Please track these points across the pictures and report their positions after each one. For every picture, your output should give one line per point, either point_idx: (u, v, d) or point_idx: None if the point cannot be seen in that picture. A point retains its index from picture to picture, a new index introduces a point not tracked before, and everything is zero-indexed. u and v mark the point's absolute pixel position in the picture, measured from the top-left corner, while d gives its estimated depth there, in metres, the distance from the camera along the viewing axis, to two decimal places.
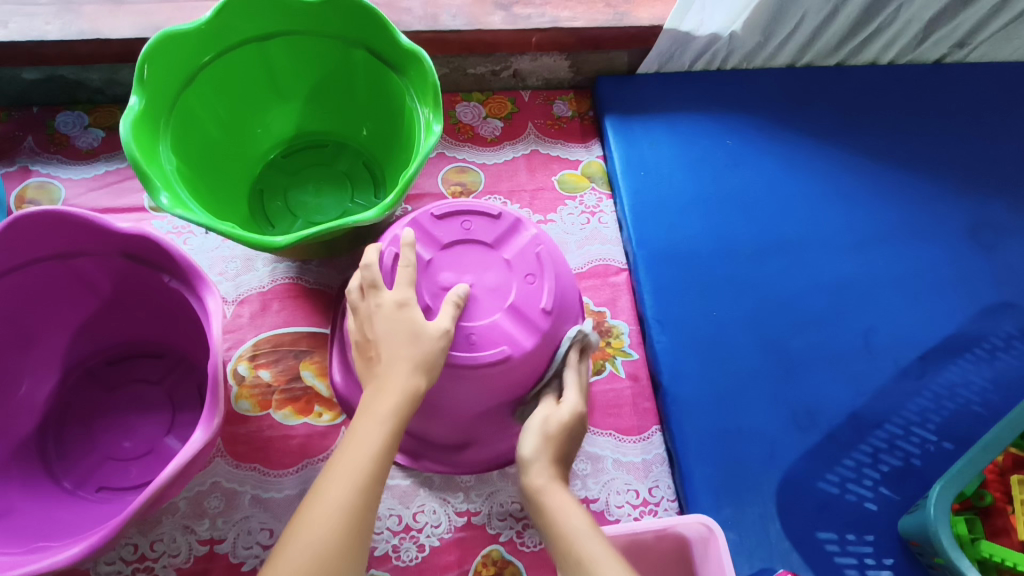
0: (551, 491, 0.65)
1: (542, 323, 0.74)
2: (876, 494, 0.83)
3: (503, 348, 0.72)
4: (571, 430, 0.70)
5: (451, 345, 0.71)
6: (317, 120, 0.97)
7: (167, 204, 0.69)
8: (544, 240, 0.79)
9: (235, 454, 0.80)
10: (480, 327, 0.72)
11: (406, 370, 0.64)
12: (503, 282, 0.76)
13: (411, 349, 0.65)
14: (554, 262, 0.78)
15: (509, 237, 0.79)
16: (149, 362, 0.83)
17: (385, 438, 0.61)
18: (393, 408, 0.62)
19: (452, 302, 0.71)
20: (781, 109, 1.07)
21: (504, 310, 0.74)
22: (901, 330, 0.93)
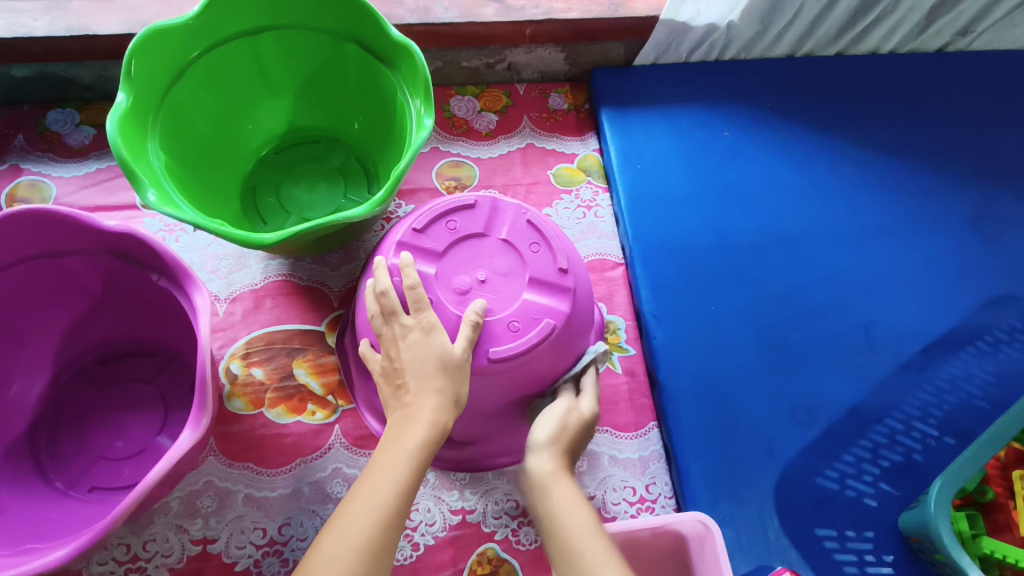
0: (557, 484, 0.59)
1: (566, 283, 0.69)
2: (876, 490, 0.82)
3: (547, 321, 0.67)
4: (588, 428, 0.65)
5: (494, 344, 0.66)
6: (310, 115, 0.96)
7: (153, 201, 0.68)
8: (528, 208, 0.73)
9: (228, 453, 0.80)
10: (514, 316, 0.67)
11: (432, 401, 0.61)
12: (513, 262, 0.70)
13: (439, 378, 0.61)
14: (550, 226, 0.72)
15: (492, 217, 0.72)
16: (141, 361, 0.83)
17: (408, 473, 0.57)
18: (420, 442, 0.58)
19: (473, 321, 0.64)
20: (779, 101, 1.06)
21: (527, 285, 0.69)
22: (902, 323, 0.92)
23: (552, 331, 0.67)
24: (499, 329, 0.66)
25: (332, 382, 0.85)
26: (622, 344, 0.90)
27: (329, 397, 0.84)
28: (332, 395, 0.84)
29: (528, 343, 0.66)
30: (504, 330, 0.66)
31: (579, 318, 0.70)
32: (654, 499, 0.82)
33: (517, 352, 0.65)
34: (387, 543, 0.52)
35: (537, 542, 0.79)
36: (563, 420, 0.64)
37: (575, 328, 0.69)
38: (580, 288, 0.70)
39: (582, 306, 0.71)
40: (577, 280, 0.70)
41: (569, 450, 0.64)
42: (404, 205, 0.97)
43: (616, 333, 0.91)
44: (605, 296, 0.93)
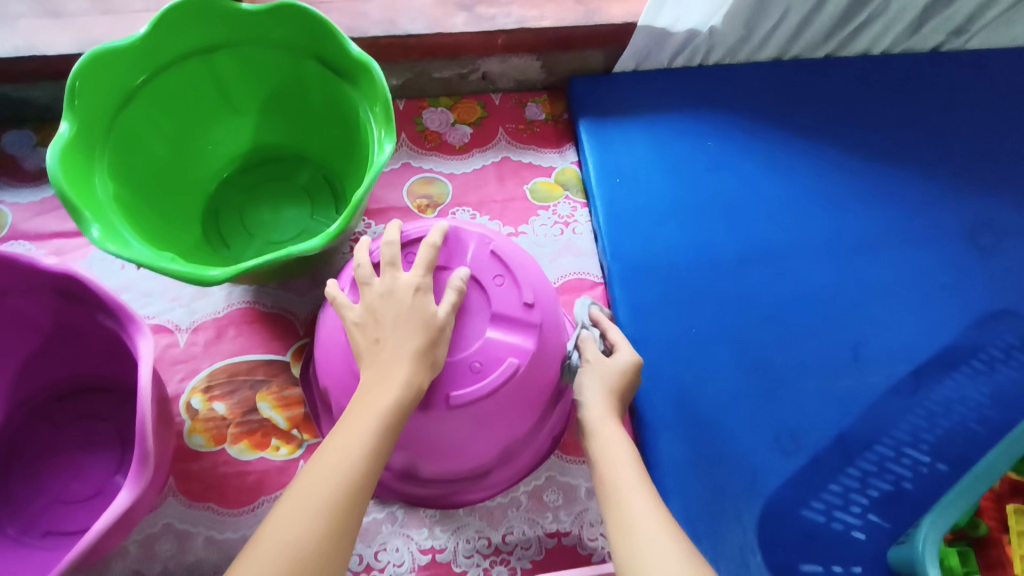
0: (603, 430, 0.65)
1: (531, 318, 0.66)
2: (864, 522, 0.79)
3: (511, 361, 0.63)
4: (627, 382, 0.69)
5: (455, 385, 0.62)
6: (274, 132, 0.91)
7: (97, 237, 0.64)
8: (491, 237, 0.69)
9: (188, 493, 0.77)
10: (476, 355, 0.63)
11: (410, 361, 0.58)
12: (475, 296, 0.66)
13: (421, 335, 0.60)
14: (515, 255, 0.68)
15: (454, 248, 0.68)
16: (98, 397, 0.79)
17: (380, 431, 0.55)
18: (392, 404, 0.56)
19: (457, 286, 0.63)
20: (766, 107, 1.01)
21: (489, 321, 0.64)
22: (894, 342, 0.88)
23: (516, 372, 0.63)
24: (460, 370, 0.62)
25: (296, 416, 0.81)
26: None
27: (294, 431, 0.81)
28: (297, 429, 0.81)
29: (490, 384, 0.62)
30: (465, 371, 0.62)
31: (546, 355, 0.66)
32: None
33: (479, 396, 0.62)
34: (346, 520, 0.51)
35: None
36: (601, 376, 0.69)
37: (541, 365, 0.66)
38: (546, 322, 0.67)
39: (549, 342, 0.67)
40: (544, 314, 0.67)
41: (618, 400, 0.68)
42: (374, 224, 0.92)
43: None
44: None
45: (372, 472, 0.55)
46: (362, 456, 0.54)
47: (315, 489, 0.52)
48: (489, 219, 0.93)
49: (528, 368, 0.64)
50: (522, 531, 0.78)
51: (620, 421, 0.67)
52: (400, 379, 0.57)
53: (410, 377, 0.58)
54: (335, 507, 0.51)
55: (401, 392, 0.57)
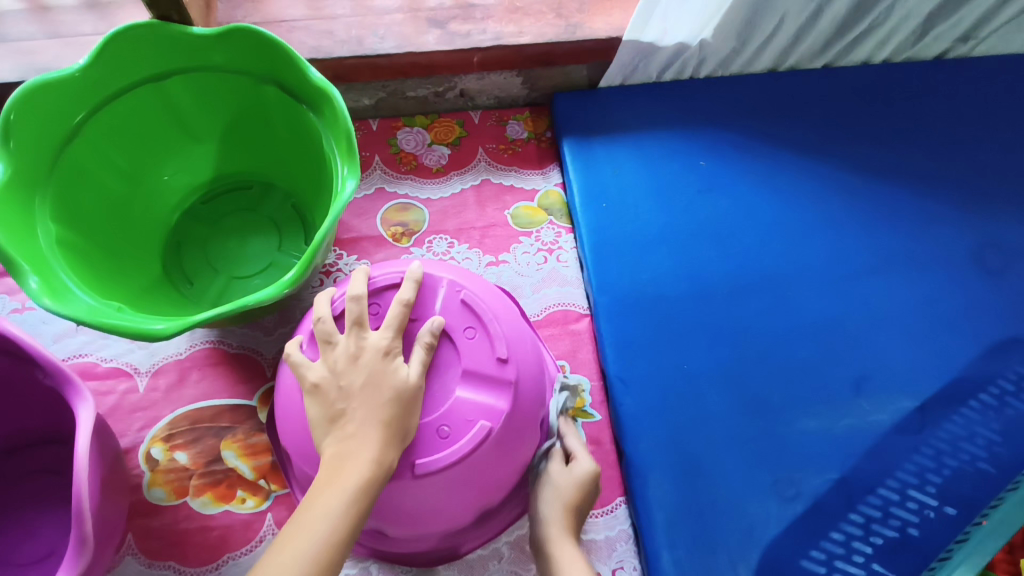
0: (562, 550, 0.65)
1: (505, 374, 0.62)
2: (867, 572, 0.74)
3: (482, 424, 0.59)
4: (588, 490, 0.68)
5: (421, 451, 0.59)
6: (238, 160, 0.86)
7: (35, 290, 0.60)
8: (462, 283, 0.65)
9: (148, 551, 0.72)
10: (444, 418, 0.60)
11: (377, 434, 0.54)
12: (444, 352, 0.63)
13: (388, 407, 0.55)
14: (488, 304, 0.65)
15: (423, 298, 0.65)
16: (52, 449, 0.75)
17: (348, 514, 0.50)
18: (361, 484, 0.51)
19: (426, 342, 0.61)
20: (760, 123, 0.96)
21: (460, 380, 0.61)
22: (898, 375, 0.83)
23: (488, 435, 0.60)
24: (427, 436, 0.59)
25: (263, 465, 0.77)
26: (586, 408, 0.81)
27: (261, 482, 0.76)
28: (264, 479, 0.76)
29: (459, 452, 0.59)
30: (433, 437, 0.59)
31: (522, 411, 0.62)
32: None
33: (447, 465, 0.58)
34: None
35: None
36: (559, 486, 0.67)
37: (517, 424, 0.62)
38: (522, 377, 0.63)
39: (525, 397, 0.63)
40: (519, 368, 0.63)
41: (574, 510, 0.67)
42: (345, 255, 0.87)
43: (581, 396, 0.81)
44: (568, 352, 0.83)
45: (337, 560, 0.49)
46: (326, 543, 0.49)
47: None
48: (468, 248, 0.88)
49: (502, 430, 0.61)
50: None
51: (576, 538, 0.67)
52: (367, 456, 0.53)
53: (378, 453, 0.53)
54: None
55: (369, 469, 0.52)
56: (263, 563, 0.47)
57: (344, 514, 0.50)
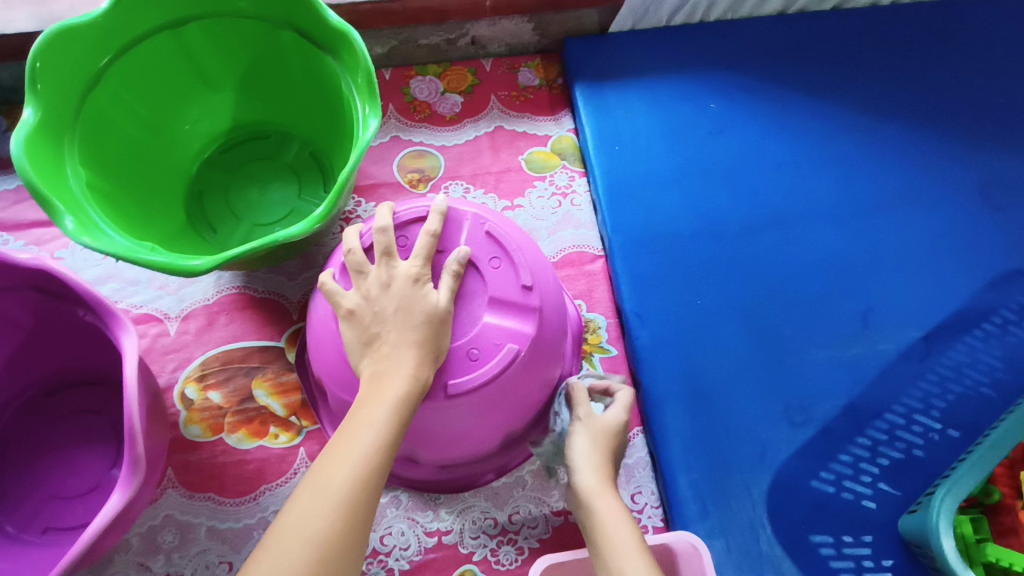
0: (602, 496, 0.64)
1: (530, 301, 0.65)
2: (875, 491, 0.77)
3: (510, 347, 0.63)
4: (617, 439, 0.70)
5: (452, 372, 0.62)
6: (255, 109, 0.87)
7: (72, 229, 0.62)
8: (486, 216, 0.68)
9: (188, 484, 0.75)
10: (473, 342, 0.63)
11: (412, 354, 0.57)
12: (470, 280, 0.65)
13: (420, 328, 0.58)
14: (511, 235, 0.68)
15: (448, 231, 0.67)
16: (92, 390, 0.78)
17: (392, 423, 0.54)
18: (402, 396, 0.55)
19: (453, 270, 0.63)
20: (769, 65, 0.97)
21: (487, 306, 0.64)
22: (905, 306, 0.85)
23: (516, 357, 0.63)
24: (458, 360, 0.62)
25: (294, 402, 0.79)
26: (603, 344, 0.84)
27: (292, 418, 0.79)
28: (295, 415, 0.79)
29: (488, 373, 0.62)
30: (463, 360, 0.62)
31: (546, 335, 0.66)
32: (641, 509, 0.77)
33: (477, 385, 0.62)
34: (364, 511, 0.49)
35: (518, 562, 0.75)
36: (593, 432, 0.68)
37: (542, 348, 0.66)
38: (545, 305, 0.66)
39: (548, 324, 0.66)
40: (542, 296, 0.66)
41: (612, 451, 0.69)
42: (364, 202, 0.89)
43: (597, 332, 0.84)
44: (584, 292, 0.86)
45: (385, 464, 0.52)
46: (373, 447, 0.52)
47: (328, 480, 0.49)
48: (483, 193, 0.90)
49: (527, 353, 0.64)
50: (528, 511, 0.77)
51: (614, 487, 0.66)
52: (405, 372, 0.56)
53: (414, 370, 0.57)
54: (352, 497, 0.49)
55: (408, 384, 0.56)
56: (316, 466, 0.51)
57: (388, 423, 0.53)
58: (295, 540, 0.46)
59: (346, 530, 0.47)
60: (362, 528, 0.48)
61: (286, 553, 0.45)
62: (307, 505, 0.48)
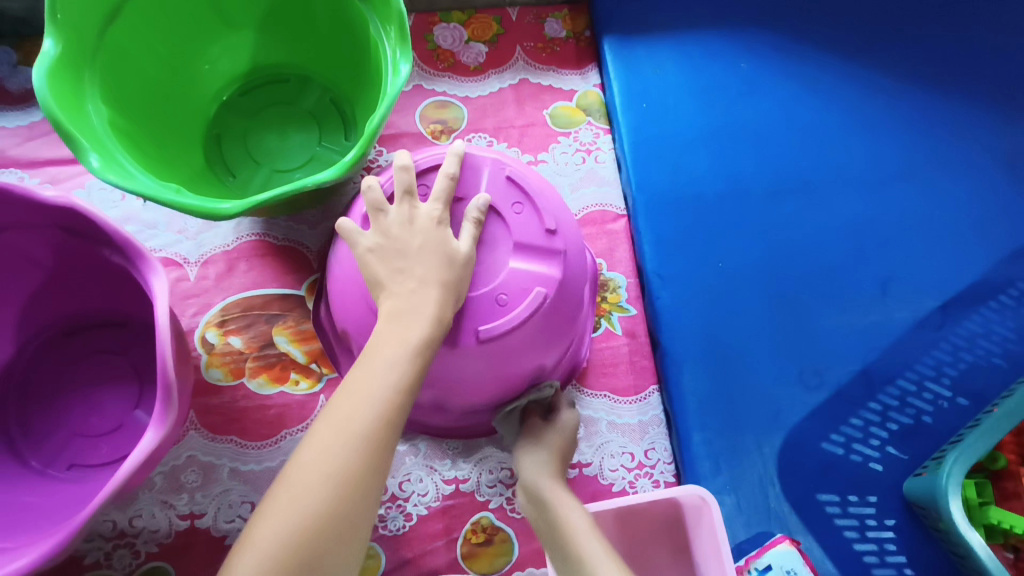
0: (553, 494, 0.66)
1: (554, 245, 0.66)
2: (882, 454, 0.79)
3: (538, 290, 0.63)
4: (569, 443, 0.72)
5: (479, 318, 0.62)
6: (275, 51, 0.85)
7: (96, 167, 0.61)
8: (506, 163, 0.68)
9: (210, 427, 0.76)
10: (501, 288, 0.63)
11: (435, 295, 0.57)
12: (494, 227, 0.66)
13: (443, 271, 0.59)
14: (532, 180, 0.68)
15: (467, 177, 0.67)
16: (112, 332, 0.78)
17: (413, 366, 0.53)
18: (422, 340, 0.54)
19: (474, 218, 0.63)
20: (802, 24, 0.95)
21: (512, 251, 0.65)
22: (923, 276, 0.86)
23: (544, 300, 0.64)
24: (485, 304, 0.63)
25: (315, 350, 0.80)
26: (622, 304, 0.83)
27: (313, 365, 0.79)
28: (315, 363, 0.80)
29: (518, 317, 0.62)
30: (490, 304, 0.63)
31: (568, 283, 0.66)
32: (653, 465, 0.78)
33: (507, 329, 0.62)
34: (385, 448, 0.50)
35: None
36: (547, 442, 0.71)
37: (563, 301, 0.66)
38: (568, 248, 0.67)
39: (571, 268, 0.67)
40: (566, 240, 0.67)
41: (563, 455, 0.71)
42: (385, 151, 0.87)
43: (617, 292, 0.84)
44: (605, 251, 0.85)
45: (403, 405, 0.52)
46: (394, 389, 0.52)
47: (351, 417, 0.49)
48: (507, 146, 0.88)
49: (554, 296, 0.65)
50: None
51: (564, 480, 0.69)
52: (427, 314, 0.56)
53: (437, 313, 0.56)
54: (372, 434, 0.49)
55: (430, 327, 0.55)
56: (335, 403, 0.51)
57: (409, 364, 0.53)
58: (314, 474, 0.47)
59: (367, 469, 0.48)
60: (380, 463, 0.49)
61: (304, 485, 0.47)
62: (328, 440, 0.48)
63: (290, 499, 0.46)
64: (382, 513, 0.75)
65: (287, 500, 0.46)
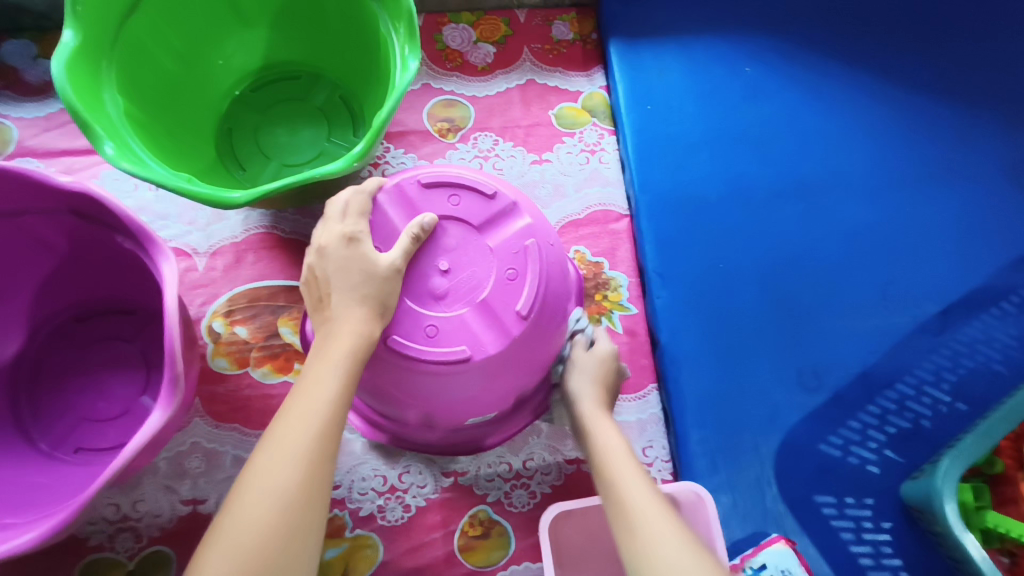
0: (594, 420, 0.66)
1: (503, 206, 0.68)
2: (880, 457, 0.79)
3: (528, 244, 0.66)
4: (613, 369, 0.71)
5: (506, 300, 0.64)
6: (287, 48, 0.87)
7: (111, 154, 0.62)
8: (414, 172, 0.69)
9: (214, 414, 0.78)
10: (503, 267, 0.65)
11: (355, 314, 0.59)
12: (456, 230, 0.67)
13: (362, 287, 0.60)
14: (442, 172, 0.68)
15: (391, 205, 0.67)
16: (121, 319, 0.80)
17: (344, 376, 0.56)
18: (347, 351, 0.56)
19: (413, 233, 0.64)
20: (807, 31, 0.96)
21: (485, 238, 0.67)
22: (923, 281, 0.86)
23: (537, 248, 0.66)
24: (502, 288, 0.65)
25: None
26: (623, 303, 0.84)
27: None
28: None
29: (536, 283, 0.65)
30: (505, 284, 0.65)
31: (554, 268, 0.67)
32: (650, 463, 0.78)
33: (536, 297, 0.64)
34: (327, 458, 0.51)
35: (530, 505, 0.77)
36: (587, 368, 0.69)
37: (555, 293, 0.67)
38: (517, 198, 0.69)
39: (542, 233, 0.68)
40: (510, 193, 0.69)
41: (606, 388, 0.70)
42: (393, 148, 0.88)
43: (618, 291, 0.84)
44: (607, 250, 0.86)
45: (339, 416, 0.54)
46: (327, 403, 0.54)
47: (288, 437, 0.51)
48: (512, 146, 0.90)
49: (541, 246, 0.66)
50: (542, 458, 0.79)
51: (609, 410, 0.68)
52: (355, 328, 0.58)
53: (364, 326, 0.58)
54: (313, 453, 0.51)
55: (357, 339, 0.57)
56: (272, 430, 0.52)
57: (344, 375, 0.55)
58: (261, 498, 0.48)
59: (312, 482, 0.50)
60: (325, 478, 0.51)
61: (251, 511, 0.48)
62: (269, 463, 0.50)
63: (237, 528, 0.47)
64: (381, 504, 0.76)
65: (240, 527, 0.47)
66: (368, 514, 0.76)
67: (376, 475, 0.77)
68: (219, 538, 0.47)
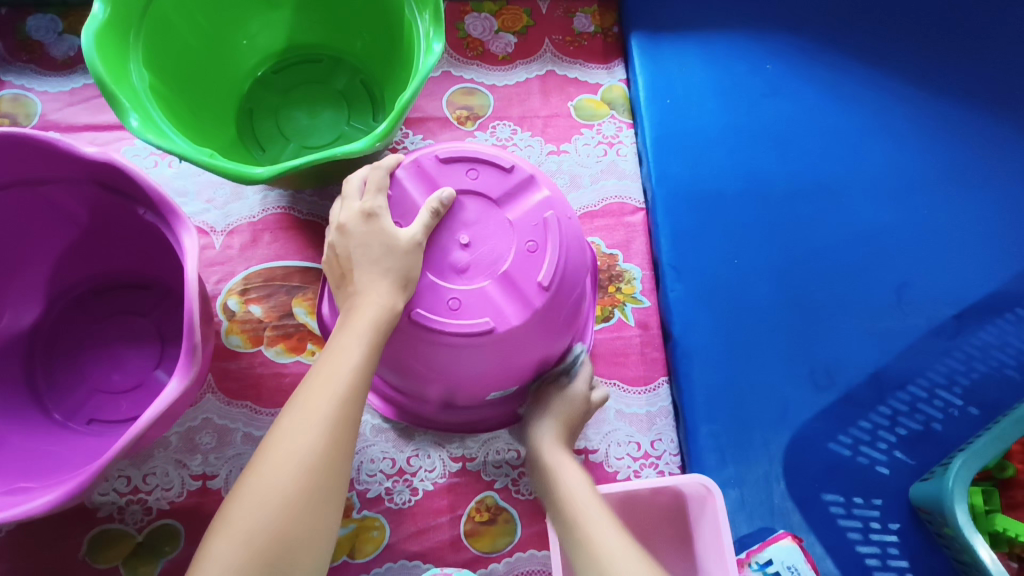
0: (562, 463, 0.66)
1: (522, 179, 0.68)
2: (890, 458, 0.79)
3: (548, 216, 0.66)
4: (583, 411, 0.71)
5: (528, 272, 0.64)
6: (310, 30, 0.87)
7: (136, 126, 0.63)
8: (432, 148, 0.69)
9: (226, 391, 0.78)
10: (523, 239, 0.66)
11: (378, 286, 0.59)
12: (477, 205, 0.67)
13: (384, 261, 0.60)
14: (459, 148, 0.69)
15: (409, 180, 0.67)
16: (138, 293, 0.80)
17: (368, 347, 0.56)
18: (372, 322, 0.57)
19: (433, 207, 0.64)
20: (830, 31, 0.96)
21: (504, 211, 0.67)
22: (938, 285, 0.86)
23: (557, 221, 0.66)
24: (523, 260, 0.65)
25: None
26: (636, 295, 0.84)
27: None
28: None
29: (557, 256, 0.65)
30: (526, 258, 0.65)
31: (574, 249, 0.67)
32: (659, 456, 0.78)
33: (556, 271, 0.65)
34: (348, 424, 0.52)
35: None
36: (559, 406, 0.70)
37: (573, 279, 0.67)
38: (535, 172, 0.69)
39: (561, 208, 0.68)
40: (527, 168, 0.69)
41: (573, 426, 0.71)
42: (411, 134, 0.89)
43: (632, 283, 0.84)
44: (622, 242, 0.86)
45: (363, 384, 0.55)
46: (351, 371, 0.54)
47: (312, 402, 0.52)
48: (530, 135, 0.90)
49: (561, 219, 0.67)
50: None
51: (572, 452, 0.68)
52: (380, 300, 0.58)
53: (388, 299, 0.59)
54: (336, 416, 0.51)
55: (383, 311, 0.58)
56: (297, 395, 0.53)
57: (368, 345, 0.56)
58: (285, 458, 0.49)
59: (333, 446, 0.50)
60: (348, 445, 0.51)
61: (274, 470, 0.48)
62: (293, 426, 0.50)
63: (261, 484, 0.48)
64: (389, 486, 0.76)
65: (262, 484, 0.48)
66: (376, 496, 0.76)
67: (385, 457, 0.77)
68: (243, 496, 0.47)
